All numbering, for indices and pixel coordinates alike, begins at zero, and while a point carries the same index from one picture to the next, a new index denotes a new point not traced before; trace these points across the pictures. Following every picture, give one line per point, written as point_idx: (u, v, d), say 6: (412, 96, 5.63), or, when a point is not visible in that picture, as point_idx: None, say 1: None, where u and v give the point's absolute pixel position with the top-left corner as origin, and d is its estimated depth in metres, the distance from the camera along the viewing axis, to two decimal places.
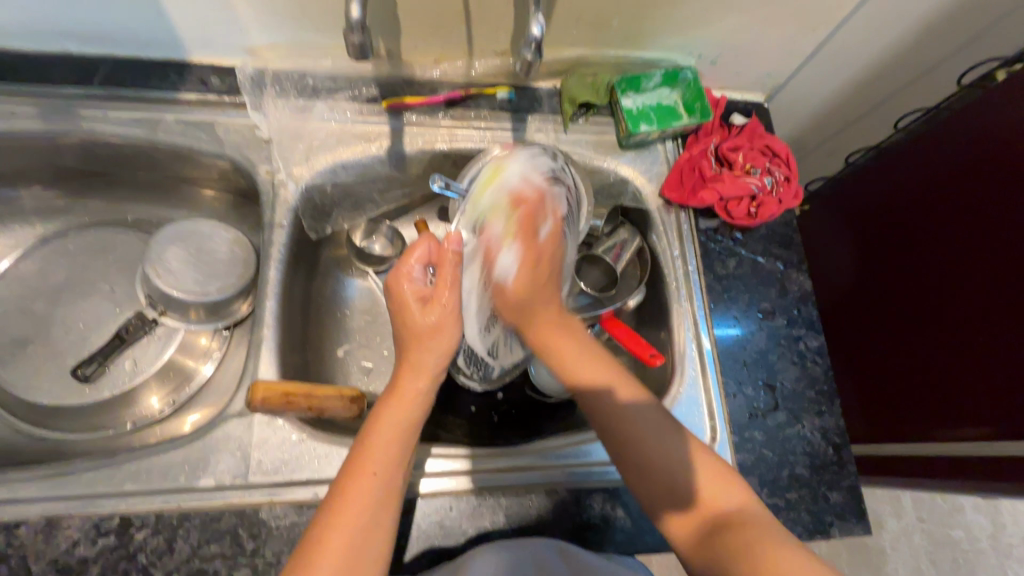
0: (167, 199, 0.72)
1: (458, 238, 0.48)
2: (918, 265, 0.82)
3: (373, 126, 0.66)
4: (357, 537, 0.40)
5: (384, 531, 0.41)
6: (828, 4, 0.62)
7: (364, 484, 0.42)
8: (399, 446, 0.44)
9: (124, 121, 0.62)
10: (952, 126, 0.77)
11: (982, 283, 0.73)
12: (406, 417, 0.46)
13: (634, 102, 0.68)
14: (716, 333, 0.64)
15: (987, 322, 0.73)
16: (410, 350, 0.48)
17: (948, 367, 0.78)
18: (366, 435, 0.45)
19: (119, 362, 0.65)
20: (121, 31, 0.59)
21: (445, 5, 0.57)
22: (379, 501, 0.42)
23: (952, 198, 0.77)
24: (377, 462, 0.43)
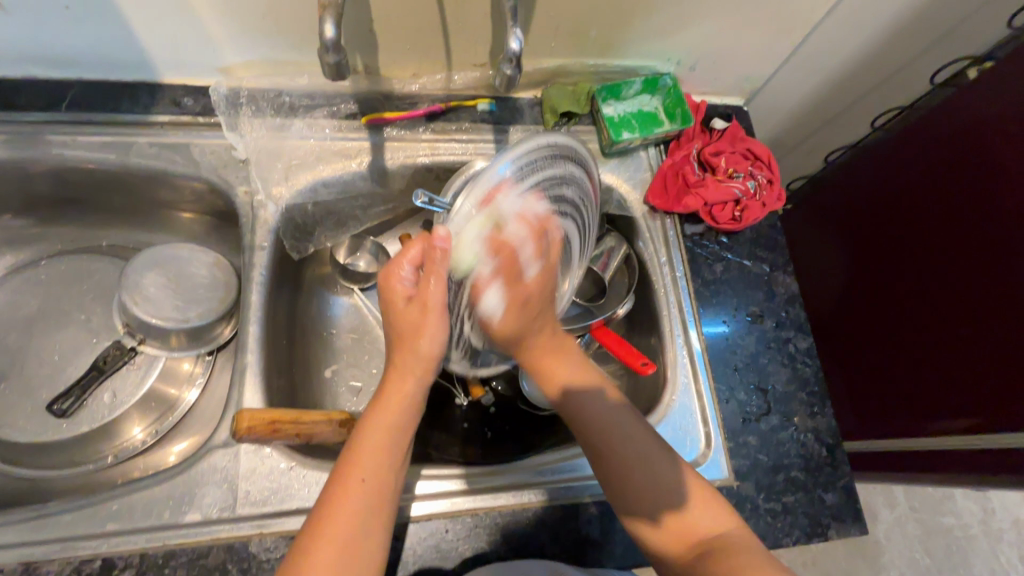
0: (143, 223, 0.71)
1: (446, 235, 0.41)
2: (902, 258, 0.83)
3: (353, 143, 0.65)
4: (343, 555, 0.39)
5: (372, 551, 0.40)
6: (802, 7, 0.63)
7: (349, 496, 0.41)
8: (386, 456, 0.43)
9: (97, 146, 0.60)
10: (932, 120, 0.78)
11: (963, 275, 0.75)
12: (394, 423, 0.45)
13: (615, 110, 0.68)
14: (704, 332, 0.64)
15: (969, 312, 0.74)
16: (395, 354, 0.46)
17: (933, 358, 0.79)
18: (350, 449, 0.43)
19: (97, 395, 0.62)
20: (89, 54, 0.58)
21: (422, 19, 0.57)
22: (367, 510, 0.41)
23: (931, 192, 0.79)
24: (364, 470, 0.42)
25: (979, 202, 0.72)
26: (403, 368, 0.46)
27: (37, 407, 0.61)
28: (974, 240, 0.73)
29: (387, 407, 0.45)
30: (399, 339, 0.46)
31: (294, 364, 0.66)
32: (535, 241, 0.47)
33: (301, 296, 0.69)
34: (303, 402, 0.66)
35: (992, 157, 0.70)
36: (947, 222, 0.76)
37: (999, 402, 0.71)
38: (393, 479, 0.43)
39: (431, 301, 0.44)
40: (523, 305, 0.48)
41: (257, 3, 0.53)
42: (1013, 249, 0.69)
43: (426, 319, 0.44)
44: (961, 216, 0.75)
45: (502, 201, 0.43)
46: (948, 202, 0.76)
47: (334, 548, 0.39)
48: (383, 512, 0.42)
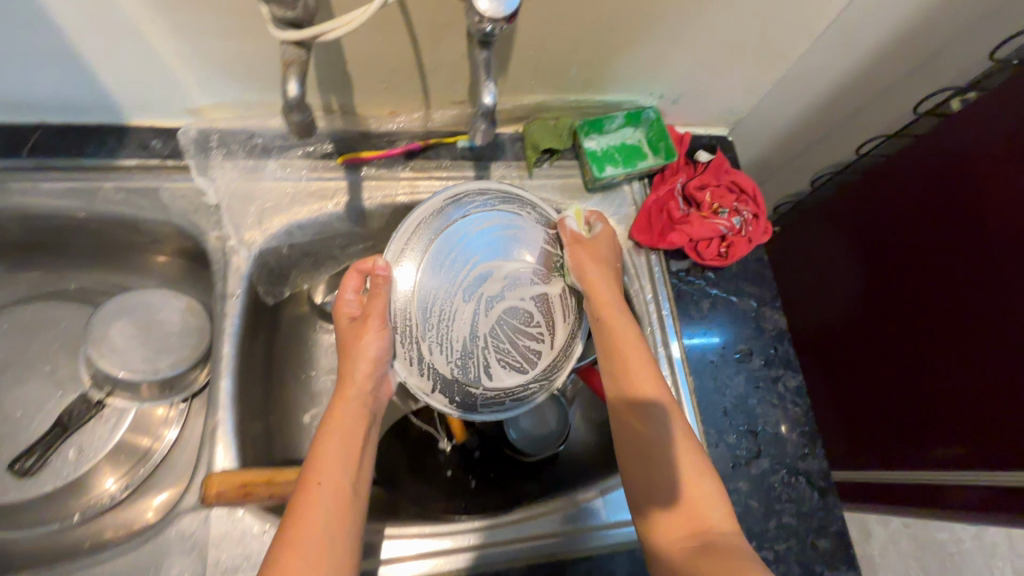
0: (112, 265, 0.68)
1: (384, 264, 0.53)
2: (887, 285, 0.83)
3: (330, 183, 0.63)
4: (312, 548, 0.42)
5: (340, 544, 0.44)
6: (784, 42, 0.62)
7: (314, 494, 0.45)
8: (342, 458, 0.47)
9: (61, 193, 0.58)
10: (920, 150, 0.78)
11: (952, 304, 0.73)
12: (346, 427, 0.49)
13: (598, 144, 0.68)
14: (686, 343, 0.64)
15: (957, 341, 0.73)
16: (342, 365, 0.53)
17: (920, 387, 0.78)
18: (311, 457, 0.48)
19: (63, 451, 0.60)
20: (51, 99, 0.56)
21: (397, 60, 0.56)
22: (331, 508, 0.45)
23: (920, 219, 0.78)
24: (322, 473, 0.46)
25: (968, 234, 0.71)
26: (351, 376, 0.52)
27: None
28: (962, 270, 0.72)
29: (338, 418, 0.50)
30: (348, 357, 0.52)
31: (271, 412, 0.64)
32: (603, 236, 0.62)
33: (278, 340, 0.67)
34: (281, 451, 0.64)
35: (979, 187, 0.69)
36: (935, 249, 0.75)
37: (989, 437, 0.69)
38: (353, 480, 0.47)
39: (374, 311, 0.52)
40: (595, 271, 0.58)
41: (225, 48, 0.51)
42: (992, 284, 0.68)
43: (368, 330, 0.52)
44: (950, 244, 0.73)
45: (448, 241, 0.55)
46: (936, 230, 0.75)
47: (305, 544, 0.42)
48: (348, 511, 0.45)
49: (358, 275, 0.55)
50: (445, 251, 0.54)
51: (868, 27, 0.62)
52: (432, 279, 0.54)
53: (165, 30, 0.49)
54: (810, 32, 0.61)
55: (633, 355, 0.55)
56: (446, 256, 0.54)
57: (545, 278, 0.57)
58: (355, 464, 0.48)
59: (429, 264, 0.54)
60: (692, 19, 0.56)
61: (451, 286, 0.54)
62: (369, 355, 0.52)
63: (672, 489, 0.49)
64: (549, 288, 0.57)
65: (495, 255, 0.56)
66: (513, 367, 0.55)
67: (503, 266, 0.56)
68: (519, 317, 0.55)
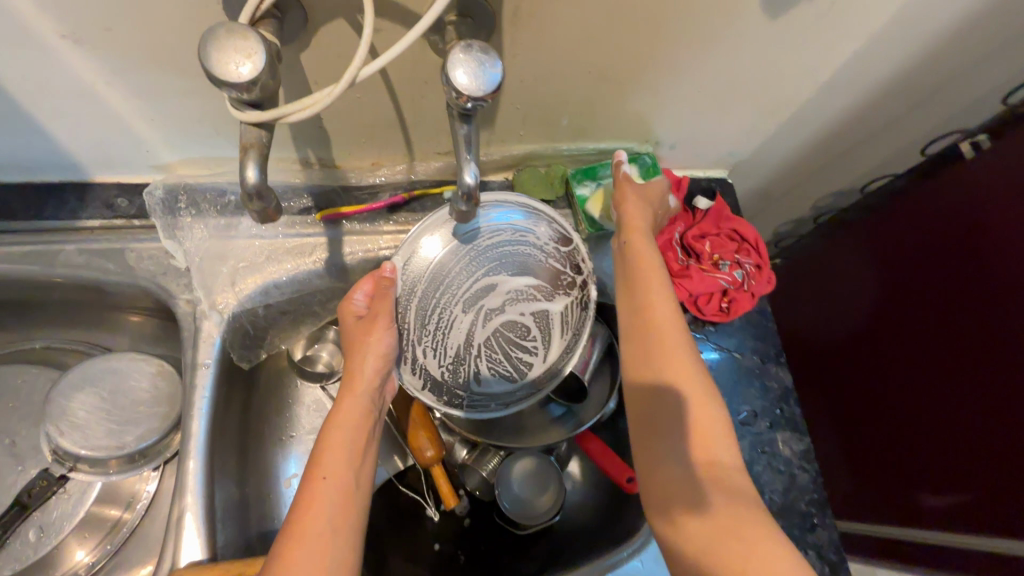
0: (80, 324, 0.65)
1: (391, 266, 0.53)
2: (894, 332, 0.82)
3: (308, 240, 0.60)
4: (316, 544, 0.41)
5: (346, 540, 0.42)
6: (785, 90, 0.59)
7: (319, 490, 0.43)
8: (346, 452, 0.46)
9: (18, 257, 0.54)
10: (924, 202, 0.76)
11: (955, 358, 0.73)
12: (356, 421, 0.48)
13: (592, 191, 0.63)
14: None
15: (961, 395, 0.72)
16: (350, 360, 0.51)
17: (925, 440, 0.77)
18: (314, 453, 0.46)
19: (24, 532, 0.56)
20: (6, 160, 0.52)
21: (377, 116, 0.52)
22: (336, 505, 0.43)
23: (922, 269, 0.77)
24: (327, 468, 0.45)
25: (971, 293, 0.70)
26: (359, 371, 0.51)
27: None
28: (965, 325, 0.71)
29: (342, 414, 0.48)
30: (354, 357, 0.52)
31: (246, 483, 0.60)
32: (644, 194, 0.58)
33: (255, 402, 0.64)
34: (257, 525, 0.60)
35: (980, 243, 0.69)
36: (938, 301, 0.75)
37: (991, 496, 0.68)
38: (357, 475, 0.46)
39: (382, 310, 0.52)
40: (635, 205, 0.56)
41: (189, 108, 0.48)
42: (994, 347, 0.68)
43: (376, 329, 0.52)
44: (952, 297, 0.73)
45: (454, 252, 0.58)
46: (939, 281, 0.74)
47: (311, 540, 0.41)
48: (353, 505, 0.44)
49: (370, 283, 0.53)
50: (450, 259, 0.58)
51: (873, 72, 0.59)
52: (434, 286, 0.58)
53: (123, 93, 0.46)
54: (814, 79, 0.58)
55: (671, 336, 0.49)
56: (455, 262, 0.58)
57: (549, 295, 0.61)
58: (359, 459, 0.47)
59: (439, 267, 0.58)
60: (689, 69, 0.53)
61: (453, 294, 0.59)
62: (380, 353, 0.52)
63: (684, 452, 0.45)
64: (549, 306, 0.60)
65: (497, 270, 0.60)
66: (500, 374, 0.60)
67: (505, 281, 0.60)
68: (512, 329, 0.60)
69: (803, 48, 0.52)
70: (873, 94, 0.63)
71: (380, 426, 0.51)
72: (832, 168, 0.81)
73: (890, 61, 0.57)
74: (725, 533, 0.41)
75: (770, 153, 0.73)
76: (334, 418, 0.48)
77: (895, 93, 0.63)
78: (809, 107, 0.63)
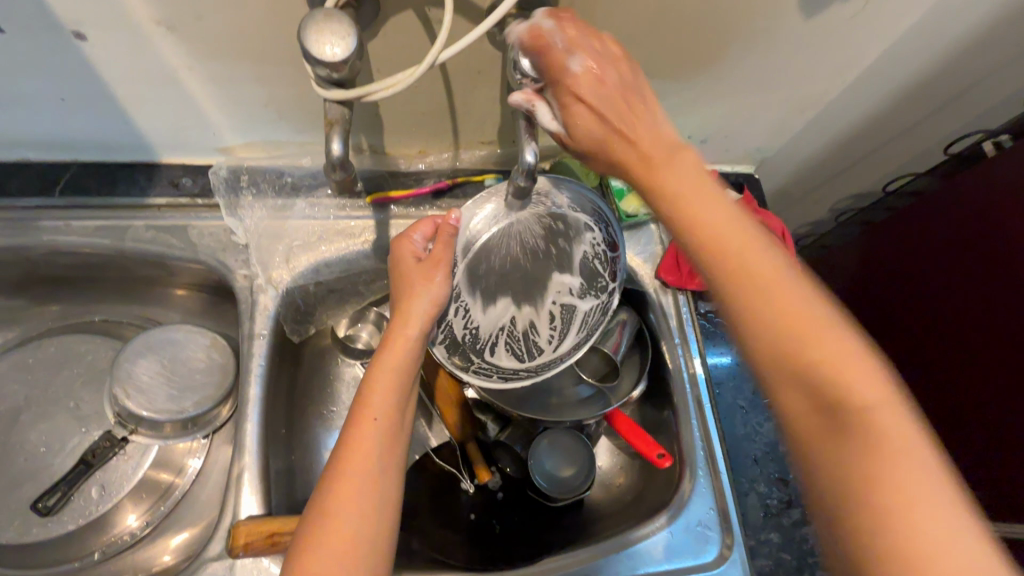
0: (136, 299, 0.68)
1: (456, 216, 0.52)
2: (904, 327, 0.84)
3: (358, 221, 0.63)
4: (362, 481, 0.42)
5: (389, 479, 0.43)
6: (814, 89, 0.62)
7: (367, 427, 0.44)
8: (395, 392, 0.46)
9: (91, 231, 0.58)
10: (934, 200, 0.78)
11: (979, 359, 0.73)
12: (402, 364, 0.48)
13: (624, 182, 0.68)
14: (709, 360, 0.65)
15: (983, 395, 0.73)
16: (402, 300, 0.50)
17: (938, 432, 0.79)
18: (362, 392, 0.46)
19: (86, 490, 0.60)
20: (85, 140, 0.56)
21: (430, 104, 0.56)
22: (382, 449, 0.44)
23: (949, 267, 0.77)
24: (377, 410, 0.45)
25: (985, 288, 0.72)
26: (411, 316, 0.50)
27: (22, 505, 0.58)
28: (990, 325, 0.72)
29: (391, 354, 0.48)
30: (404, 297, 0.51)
31: (294, 450, 0.63)
32: (592, 84, 0.40)
33: (301, 376, 0.67)
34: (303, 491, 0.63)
35: (1007, 248, 0.69)
36: (964, 298, 0.75)
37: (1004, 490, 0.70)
38: (403, 417, 0.46)
39: (438, 260, 0.51)
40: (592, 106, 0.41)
41: (259, 94, 0.52)
42: (1008, 340, 0.69)
43: (436, 274, 0.51)
44: (979, 296, 0.73)
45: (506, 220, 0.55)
46: (968, 279, 0.75)
47: (357, 477, 0.42)
48: (398, 446, 0.45)
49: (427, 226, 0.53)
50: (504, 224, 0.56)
51: (900, 73, 0.61)
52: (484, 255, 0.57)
53: (202, 79, 0.49)
54: (841, 79, 0.61)
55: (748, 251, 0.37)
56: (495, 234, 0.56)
57: (581, 294, 0.63)
58: (405, 400, 0.47)
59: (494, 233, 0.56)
60: (725, 65, 0.56)
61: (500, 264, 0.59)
62: (436, 298, 0.50)
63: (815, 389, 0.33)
64: (581, 305, 0.63)
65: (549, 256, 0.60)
66: (511, 350, 0.64)
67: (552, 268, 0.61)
68: (538, 313, 0.63)
69: (832, 47, 0.55)
70: (899, 95, 0.65)
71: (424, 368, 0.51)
72: (854, 167, 0.83)
73: (917, 63, 0.60)
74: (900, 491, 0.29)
75: (796, 151, 0.75)
76: (383, 357, 0.48)
77: (921, 95, 0.66)
78: (836, 105, 0.66)
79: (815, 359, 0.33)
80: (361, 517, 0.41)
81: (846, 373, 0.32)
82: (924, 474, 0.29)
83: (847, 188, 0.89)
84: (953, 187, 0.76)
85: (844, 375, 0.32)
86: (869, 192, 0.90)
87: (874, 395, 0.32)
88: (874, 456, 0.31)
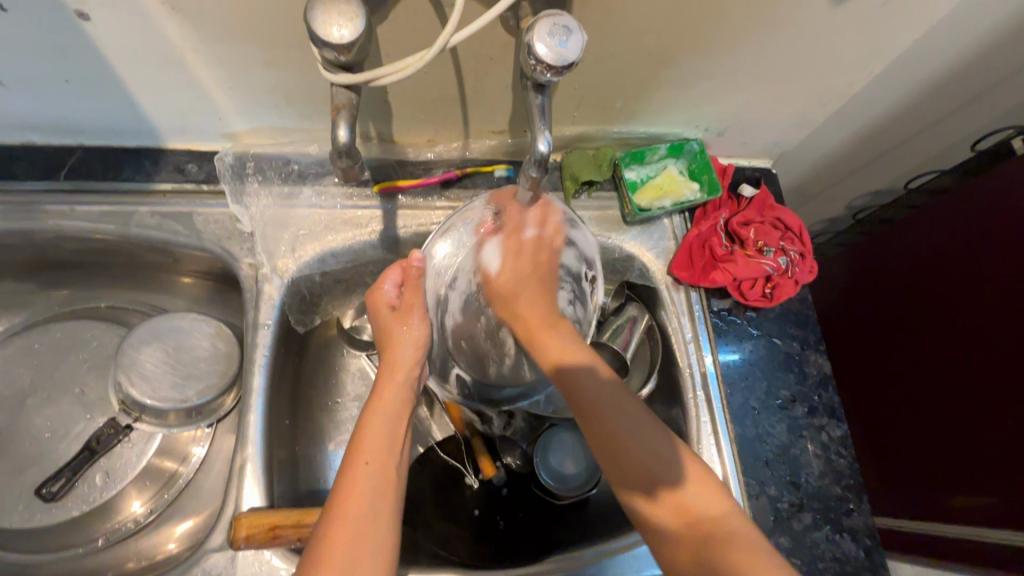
0: (141, 285, 0.68)
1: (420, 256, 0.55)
2: (919, 332, 0.83)
3: (365, 211, 0.62)
4: (358, 521, 0.43)
5: (385, 522, 0.44)
6: (838, 81, 0.60)
7: (361, 472, 0.45)
8: (387, 438, 0.49)
9: (96, 217, 0.58)
10: (962, 199, 0.76)
11: (995, 366, 0.72)
12: (391, 407, 0.51)
13: (639, 174, 0.66)
14: (720, 358, 0.63)
15: (1001, 405, 0.71)
16: (387, 349, 0.56)
17: (952, 441, 0.78)
18: (355, 436, 0.49)
19: (90, 476, 0.60)
20: (90, 124, 0.55)
21: (440, 91, 0.54)
22: (378, 486, 0.45)
23: (966, 274, 0.76)
24: (370, 451, 0.47)
25: (1004, 293, 0.71)
26: (398, 358, 0.55)
27: (27, 490, 0.58)
28: (1006, 332, 0.70)
29: (383, 401, 0.52)
30: (389, 346, 0.56)
31: (298, 439, 0.63)
32: (510, 259, 0.61)
33: (305, 368, 0.66)
34: (307, 482, 0.62)
35: None
36: (979, 307, 0.74)
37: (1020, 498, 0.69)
38: (395, 456, 0.48)
39: (417, 303, 0.57)
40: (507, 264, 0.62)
41: (266, 79, 0.50)
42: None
43: (413, 318, 0.57)
44: (994, 304, 0.72)
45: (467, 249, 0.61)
46: (984, 287, 0.74)
47: (352, 522, 0.43)
48: (393, 490, 0.46)
49: (397, 272, 0.56)
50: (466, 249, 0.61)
51: (930, 66, 0.59)
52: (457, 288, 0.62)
53: (209, 62, 0.48)
54: (867, 71, 0.58)
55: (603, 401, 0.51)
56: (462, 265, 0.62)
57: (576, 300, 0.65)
58: (397, 447, 0.49)
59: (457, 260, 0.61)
60: (747, 54, 0.54)
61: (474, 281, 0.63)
62: (418, 340, 0.56)
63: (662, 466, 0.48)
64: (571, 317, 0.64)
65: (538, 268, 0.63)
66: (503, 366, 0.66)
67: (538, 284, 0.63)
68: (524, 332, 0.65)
69: (861, 35, 0.53)
70: (929, 89, 0.63)
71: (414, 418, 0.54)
72: (874, 164, 0.81)
73: (950, 55, 0.57)
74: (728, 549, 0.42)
75: (817, 145, 0.73)
76: (375, 405, 0.51)
77: (950, 89, 0.63)
78: (860, 98, 0.63)
79: (665, 476, 0.47)
80: (357, 546, 0.41)
81: (695, 492, 0.46)
82: (761, 555, 0.41)
83: (867, 185, 0.87)
84: (982, 186, 0.74)
85: (690, 492, 0.46)
86: (889, 189, 0.88)
87: (718, 509, 0.45)
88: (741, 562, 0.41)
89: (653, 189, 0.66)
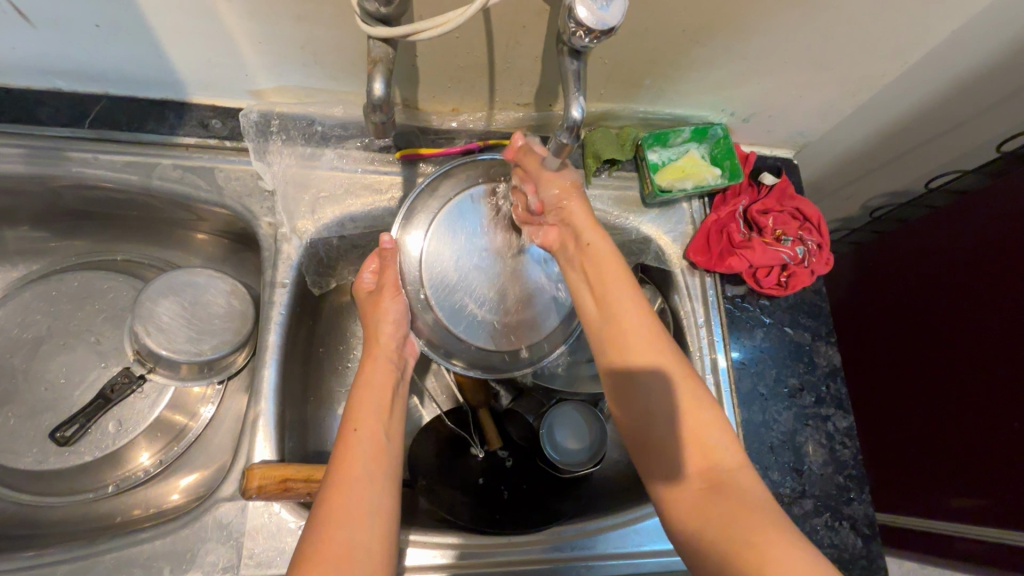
0: (159, 240, 0.68)
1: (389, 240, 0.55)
2: (925, 332, 0.84)
3: (386, 176, 0.62)
4: (353, 485, 0.44)
5: (380, 484, 0.45)
6: (869, 73, 0.59)
7: (352, 439, 0.47)
8: (375, 408, 0.50)
9: (118, 166, 0.58)
10: (984, 203, 0.76)
11: (997, 361, 0.73)
12: (382, 384, 0.52)
13: (661, 157, 0.66)
14: (731, 350, 0.63)
15: (997, 398, 0.73)
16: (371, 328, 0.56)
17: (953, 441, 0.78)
18: (350, 407, 0.50)
19: (102, 424, 0.60)
20: (118, 72, 0.55)
21: (469, 57, 0.53)
22: (368, 452, 0.46)
23: (980, 276, 0.76)
24: (359, 419, 0.49)
25: (1009, 292, 0.72)
26: (380, 336, 0.55)
27: (41, 433, 0.59)
28: (1008, 332, 0.71)
29: (367, 377, 0.52)
30: (371, 328, 0.56)
31: (307, 398, 0.64)
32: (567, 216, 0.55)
33: (318, 332, 0.66)
34: (314, 442, 0.63)
35: None
36: (989, 309, 0.74)
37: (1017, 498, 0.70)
38: (385, 425, 0.49)
39: (386, 282, 0.55)
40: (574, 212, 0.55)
41: (296, 35, 0.50)
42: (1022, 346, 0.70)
43: (384, 298, 0.55)
44: (1005, 309, 0.72)
45: (466, 231, 0.57)
46: (994, 289, 0.74)
47: (349, 485, 0.43)
48: (386, 455, 0.47)
49: (378, 255, 0.57)
50: (456, 224, 0.57)
51: (964, 65, 0.58)
52: (436, 262, 0.56)
53: (240, 14, 0.47)
54: (898, 64, 0.58)
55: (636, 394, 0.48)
56: (443, 248, 0.56)
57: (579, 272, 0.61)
58: (387, 417, 0.50)
59: (427, 251, 0.56)
60: (781, 37, 0.53)
61: (452, 266, 0.56)
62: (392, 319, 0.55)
63: (670, 445, 0.45)
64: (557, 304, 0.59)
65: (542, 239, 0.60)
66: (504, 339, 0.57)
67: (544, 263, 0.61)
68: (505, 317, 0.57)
69: (894, 27, 0.52)
70: (964, 86, 0.61)
71: (404, 390, 0.55)
72: (896, 163, 0.80)
73: (989, 50, 0.56)
74: (729, 523, 0.40)
75: (841, 138, 0.72)
76: (361, 381, 0.52)
77: (982, 89, 0.62)
78: (890, 92, 0.63)
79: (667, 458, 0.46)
80: (352, 509, 0.42)
81: (696, 460, 0.44)
82: (768, 530, 0.39)
83: (887, 184, 0.86)
84: (1004, 190, 0.73)
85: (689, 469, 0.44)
86: (909, 189, 0.87)
87: (726, 465, 0.44)
88: (730, 533, 0.40)
89: (672, 171, 0.66)
